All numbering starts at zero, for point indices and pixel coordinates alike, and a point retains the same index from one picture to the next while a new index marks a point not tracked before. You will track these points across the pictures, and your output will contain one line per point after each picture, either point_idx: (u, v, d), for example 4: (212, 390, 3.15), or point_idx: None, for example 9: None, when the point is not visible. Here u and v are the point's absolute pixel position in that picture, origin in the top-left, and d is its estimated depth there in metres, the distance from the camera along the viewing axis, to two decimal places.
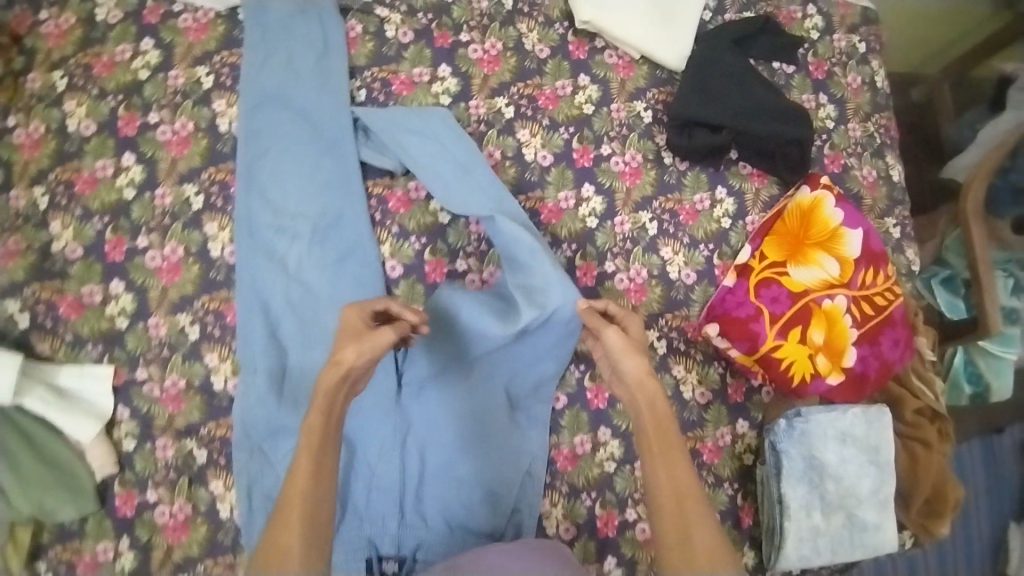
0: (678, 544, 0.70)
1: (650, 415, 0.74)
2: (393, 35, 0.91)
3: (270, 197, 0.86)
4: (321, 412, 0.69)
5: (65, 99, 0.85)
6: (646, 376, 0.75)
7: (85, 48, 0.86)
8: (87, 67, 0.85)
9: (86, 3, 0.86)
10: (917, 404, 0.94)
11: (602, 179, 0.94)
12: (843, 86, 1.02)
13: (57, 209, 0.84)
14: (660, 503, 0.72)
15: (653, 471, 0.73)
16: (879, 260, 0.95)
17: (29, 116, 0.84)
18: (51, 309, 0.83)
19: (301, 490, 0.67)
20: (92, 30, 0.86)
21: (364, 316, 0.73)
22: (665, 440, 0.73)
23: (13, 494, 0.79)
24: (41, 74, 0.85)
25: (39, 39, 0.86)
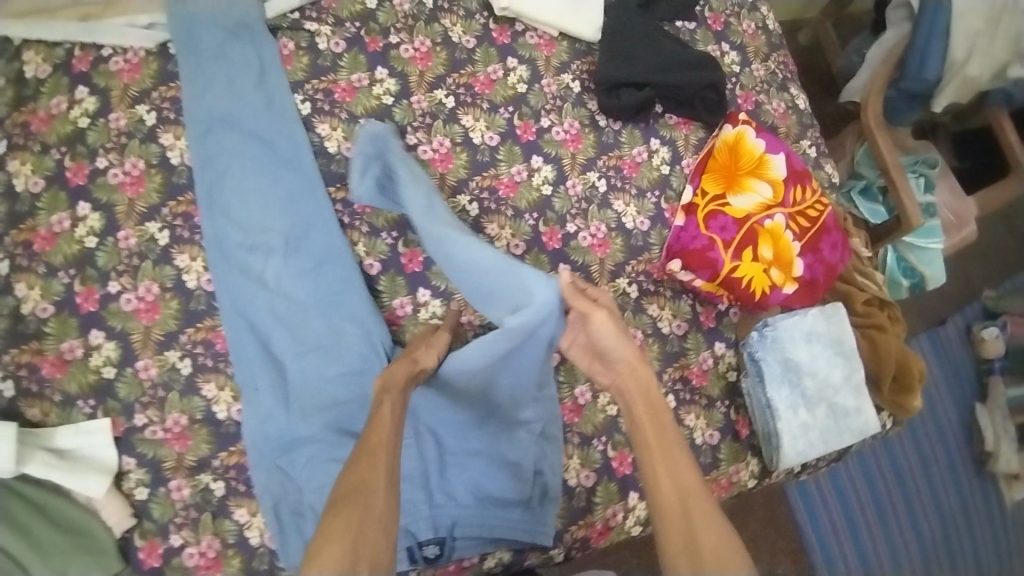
0: (686, 546, 0.67)
1: (646, 408, 0.79)
2: (325, 46, 0.95)
3: (236, 218, 0.87)
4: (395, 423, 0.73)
5: (7, 160, 0.84)
6: (638, 363, 0.80)
7: (19, 107, 0.85)
8: (24, 125, 0.85)
9: (13, 63, 0.86)
10: (864, 296, 1.04)
11: (548, 148, 1.00)
12: (741, 34, 1.13)
13: (21, 271, 0.82)
14: (660, 497, 0.72)
15: (654, 470, 0.74)
16: (804, 178, 1.05)
17: None
18: (34, 371, 0.80)
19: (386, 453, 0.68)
20: (24, 88, 0.86)
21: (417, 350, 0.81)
22: (661, 428, 0.77)
23: (33, 567, 0.75)
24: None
25: None
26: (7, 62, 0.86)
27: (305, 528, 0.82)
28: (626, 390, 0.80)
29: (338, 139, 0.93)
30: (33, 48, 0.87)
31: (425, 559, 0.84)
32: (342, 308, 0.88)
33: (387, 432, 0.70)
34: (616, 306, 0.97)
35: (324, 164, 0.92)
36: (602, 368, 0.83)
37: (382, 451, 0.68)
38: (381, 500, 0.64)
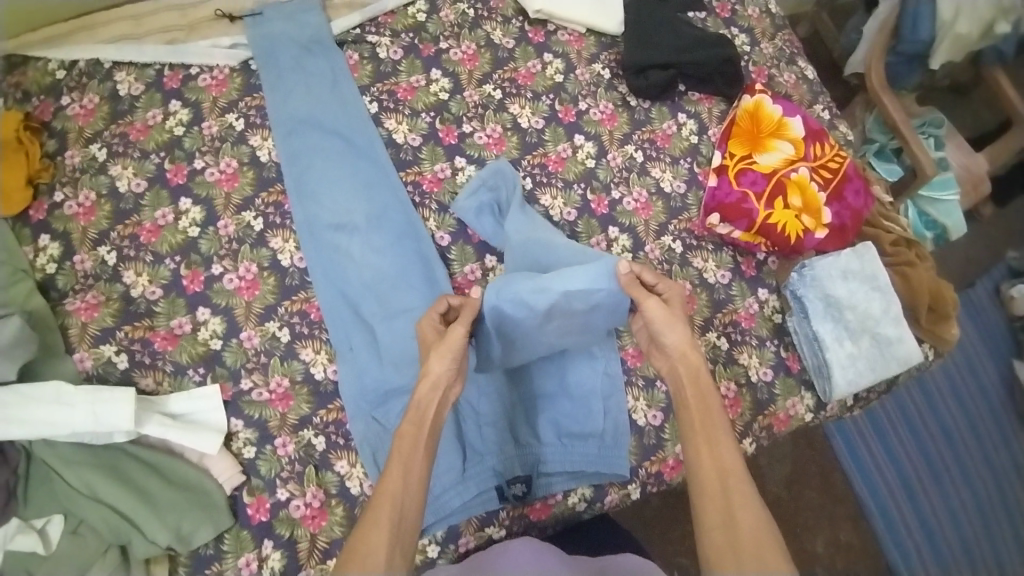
0: (722, 527, 0.70)
1: (695, 391, 0.79)
2: (385, 55, 1.07)
3: (323, 203, 0.98)
4: (412, 423, 0.74)
5: (109, 165, 0.95)
6: (689, 347, 0.81)
7: (116, 120, 0.97)
8: (122, 135, 0.97)
9: (106, 82, 0.98)
10: (891, 236, 1.12)
11: (588, 127, 1.11)
12: (748, 19, 1.25)
13: (129, 260, 0.92)
14: (701, 474, 0.74)
15: (696, 451, 0.75)
16: (820, 135, 1.15)
17: (78, 187, 0.94)
18: (146, 345, 0.89)
19: (390, 494, 0.69)
20: (118, 104, 0.98)
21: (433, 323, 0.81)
22: (706, 414, 0.77)
23: (148, 526, 0.81)
24: (78, 150, 0.95)
25: (68, 120, 0.96)
26: (100, 82, 0.98)
27: None
28: (678, 371, 0.81)
29: (404, 131, 1.04)
30: (124, 69, 0.99)
31: (515, 497, 0.89)
32: (421, 273, 0.98)
33: (396, 480, 0.70)
34: (664, 260, 1.06)
35: (393, 152, 1.03)
36: (659, 352, 0.84)
37: (389, 503, 0.69)
38: (384, 560, 0.66)
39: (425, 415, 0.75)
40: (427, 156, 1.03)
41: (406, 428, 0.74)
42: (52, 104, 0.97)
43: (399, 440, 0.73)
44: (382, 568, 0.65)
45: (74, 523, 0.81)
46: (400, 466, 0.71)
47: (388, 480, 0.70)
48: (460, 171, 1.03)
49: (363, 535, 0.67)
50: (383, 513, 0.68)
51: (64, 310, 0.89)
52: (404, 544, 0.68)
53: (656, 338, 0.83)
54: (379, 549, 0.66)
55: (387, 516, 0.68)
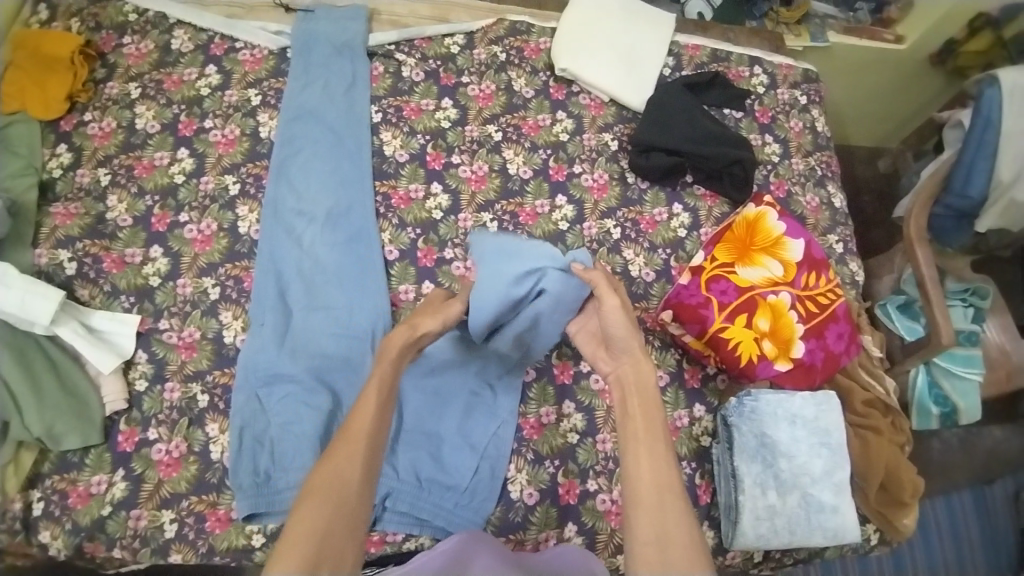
0: (654, 543, 0.63)
1: (638, 396, 0.74)
2: (407, 75, 1.13)
3: (294, 187, 1.04)
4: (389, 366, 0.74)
5: (137, 104, 1.08)
6: (641, 355, 0.78)
7: (159, 69, 1.11)
8: (158, 82, 1.10)
9: (164, 36, 1.13)
10: (866, 395, 1.02)
11: (574, 191, 1.09)
12: (786, 129, 1.20)
13: (116, 187, 1.03)
14: (643, 484, 0.67)
15: (636, 462, 0.68)
16: (819, 265, 1.05)
17: (105, 115, 1.08)
18: (96, 262, 0.98)
19: (362, 430, 0.66)
20: (167, 56, 1.12)
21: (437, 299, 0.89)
22: (650, 426, 0.71)
23: (28, 413, 0.88)
24: (119, 84, 1.10)
25: (122, 58, 1.12)
26: (160, 34, 1.13)
27: (259, 456, 0.90)
28: (623, 380, 0.77)
29: (395, 146, 1.08)
30: (183, 27, 1.14)
31: None
32: (358, 276, 1.00)
33: (370, 418, 0.68)
34: None
35: (377, 162, 1.07)
36: (608, 357, 0.81)
37: (362, 439, 0.66)
38: (354, 491, 0.62)
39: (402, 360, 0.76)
40: (407, 174, 1.07)
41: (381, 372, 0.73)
42: (114, 40, 1.13)
43: (374, 381, 0.71)
44: (352, 498, 0.62)
45: None
46: (377, 405, 0.69)
47: (359, 420, 0.67)
48: (432, 197, 1.06)
49: (327, 471, 0.62)
50: (355, 450, 0.64)
51: (47, 211, 1.01)
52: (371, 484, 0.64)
53: (607, 337, 0.79)
54: (351, 480, 0.62)
55: (360, 452, 0.65)
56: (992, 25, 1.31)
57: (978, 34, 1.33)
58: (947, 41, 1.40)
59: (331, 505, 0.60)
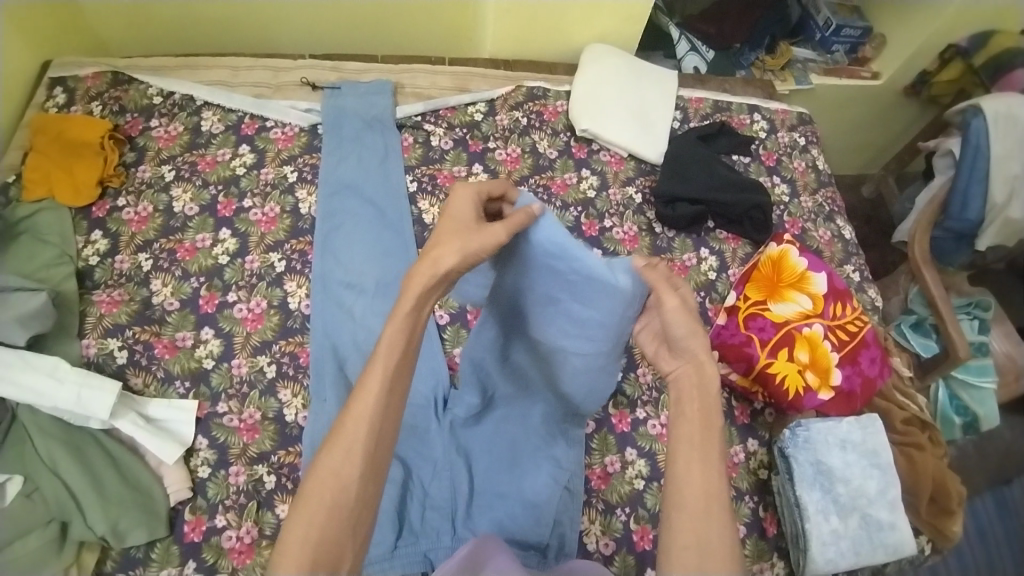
0: (693, 547, 0.62)
1: (701, 403, 0.68)
2: (436, 143, 1.19)
3: (341, 260, 1.07)
4: (399, 329, 0.63)
5: (173, 187, 1.09)
6: (706, 356, 0.70)
7: (191, 150, 1.13)
8: (192, 164, 1.11)
9: (193, 118, 1.15)
10: (903, 414, 1.08)
11: (608, 244, 1.15)
12: (791, 170, 1.30)
13: (160, 271, 1.03)
14: (690, 487, 0.64)
15: (689, 468, 0.65)
16: (844, 295, 1.11)
17: (140, 199, 1.08)
18: (147, 349, 0.97)
19: (363, 422, 0.60)
20: (198, 137, 1.14)
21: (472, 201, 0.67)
22: (707, 429, 0.67)
23: (91, 510, 0.84)
24: (151, 167, 1.10)
25: (152, 141, 1.13)
26: (189, 116, 1.15)
27: None
28: (686, 374, 0.70)
29: (433, 213, 1.14)
30: (212, 109, 1.16)
31: None
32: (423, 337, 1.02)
33: (372, 411, 0.60)
34: (654, 386, 1.05)
35: (418, 230, 1.12)
36: (670, 352, 0.72)
37: (360, 433, 0.59)
38: (351, 502, 0.58)
39: (418, 317, 0.64)
40: None
41: (385, 346, 0.62)
42: (141, 123, 1.14)
43: (377, 359, 0.62)
44: (352, 500, 0.58)
45: (30, 488, 0.84)
46: (378, 388, 0.61)
47: (358, 415, 0.60)
48: None
49: (325, 475, 0.58)
50: (356, 455, 0.59)
51: (90, 299, 1.00)
52: (373, 483, 0.60)
53: (669, 336, 0.70)
54: (349, 485, 0.58)
55: (357, 450, 0.59)
56: (961, 54, 1.45)
57: (950, 64, 1.48)
58: (920, 72, 1.55)
59: (330, 521, 0.56)
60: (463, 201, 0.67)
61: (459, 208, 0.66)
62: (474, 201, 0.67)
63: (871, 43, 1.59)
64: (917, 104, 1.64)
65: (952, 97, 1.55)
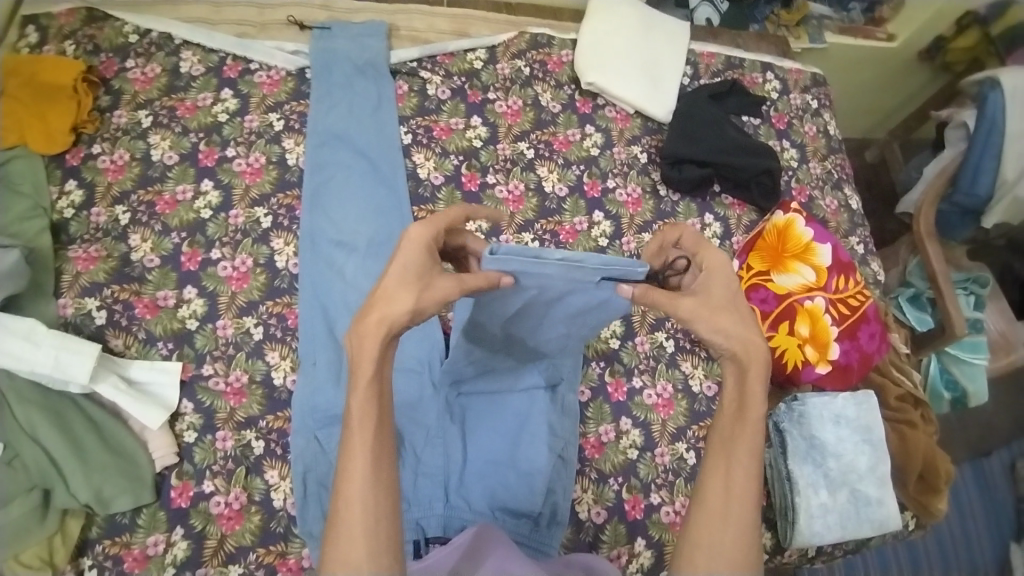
0: (706, 546, 0.68)
1: (735, 398, 0.73)
2: (433, 92, 1.14)
3: (331, 216, 1.03)
4: (373, 400, 0.65)
5: (150, 133, 1.03)
6: (753, 344, 0.73)
7: (170, 94, 1.06)
8: (171, 109, 1.05)
9: (170, 57, 1.08)
10: (898, 390, 1.08)
11: (610, 206, 1.12)
12: (802, 134, 1.26)
13: (138, 225, 0.98)
14: (711, 479, 0.71)
15: (713, 466, 0.71)
16: (847, 268, 1.10)
17: (116, 146, 1.01)
18: (127, 309, 0.93)
19: (357, 487, 0.63)
20: (177, 79, 1.07)
21: (431, 247, 0.69)
22: (734, 428, 0.72)
23: (74, 477, 0.81)
24: (127, 112, 1.03)
25: (126, 82, 1.05)
26: (165, 55, 1.08)
27: (325, 500, 0.87)
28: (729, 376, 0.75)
29: (429, 168, 1.08)
30: (191, 49, 1.09)
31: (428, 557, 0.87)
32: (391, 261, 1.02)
33: (361, 481, 0.63)
34: (651, 356, 1.03)
35: (413, 186, 1.07)
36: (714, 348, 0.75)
37: (357, 496, 0.63)
38: (368, 562, 0.61)
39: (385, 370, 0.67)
40: (444, 198, 1.07)
41: (352, 423, 0.65)
42: (117, 64, 1.06)
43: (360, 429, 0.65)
44: (370, 549, 0.62)
45: (9, 455, 0.81)
46: (366, 459, 0.64)
47: (352, 484, 0.63)
48: (471, 219, 1.06)
49: (345, 531, 0.62)
50: (356, 522, 0.62)
51: (65, 256, 0.94)
52: (385, 541, 0.63)
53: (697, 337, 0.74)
54: (358, 547, 0.61)
55: (358, 509, 0.63)
56: (979, 22, 1.43)
57: (966, 31, 1.44)
58: (935, 38, 1.50)
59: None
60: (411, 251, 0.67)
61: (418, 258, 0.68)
62: (431, 249, 0.69)
63: (890, 2, 1.52)
64: (927, 72, 1.60)
65: (964, 67, 1.52)
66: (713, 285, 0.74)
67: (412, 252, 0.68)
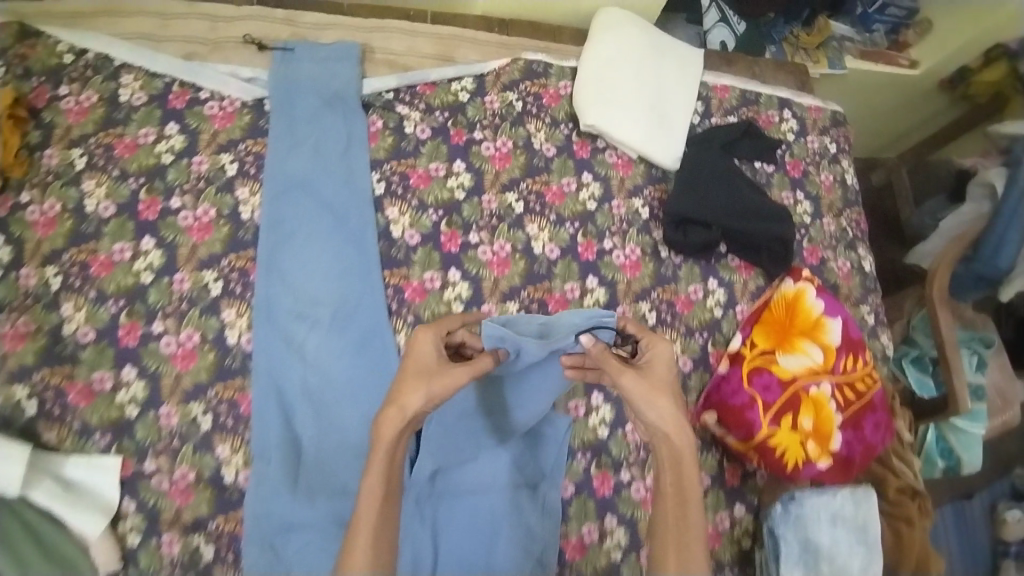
0: None
1: (674, 483, 0.72)
2: (411, 131, 1.00)
3: (289, 283, 0.91)
4: (378, 496, 0.66)
5: (84, 178, 0.89)
6: (685, 421, 0.71)
7: (106, 128, 0.91)
8: (107, 147, 0.91)
9: (108, 81, 0.93)
10: (898, 483, 1.04)
11: (605, 271, 1.00)
12: (817, 184, 1.14)
13: (70, 291, 0.85)
14: (666, 565, 0.70)
15: (666, 552, 0.71)
16: (857, 346, 1.02)
17: (45, 194, 0.88)
18: (59, 396, 0.82)
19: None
20: (114, 110, 0.92)
21: (435, 340, 0.72)
22: (678, 521, 0.72)
23: None
24: (59, 151, 0.90)
25: (59, 114, 0.91)
26: (102, 79, 0.93)
27: None
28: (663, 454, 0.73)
29: (404, 225, 0.96)
30: (132, 71, 0.95)
31: None
32: (359, 333, 0.91)
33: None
34: (643, 447, 0.95)
35: (385, 245, 0.95)
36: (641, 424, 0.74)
37: None
38: None
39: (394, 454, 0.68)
40: (420, 259, 0.95)
41: (362, 518, 0.65)
42: (48, 90, 0.92)
43: (364, 512, 0.66)
44: None
45: None
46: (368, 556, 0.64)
47: None
48: (450, 285, 0.95)
49: None
50: None
51: None
52: None
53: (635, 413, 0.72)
54: None
55: None
56: (1008, 56, 1.31)
57: (994, 64, 1.33)
58: (959, 68, 1.39)
59: None
60: (426, 343, 0.72)
61: (423, 352, 0.71)
62: (436, 345, 0.72)
63: (916, 27, 1.42)
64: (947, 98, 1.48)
65: (987, 100, 1.40)
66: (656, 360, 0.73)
67: (419, 348, 0.71)
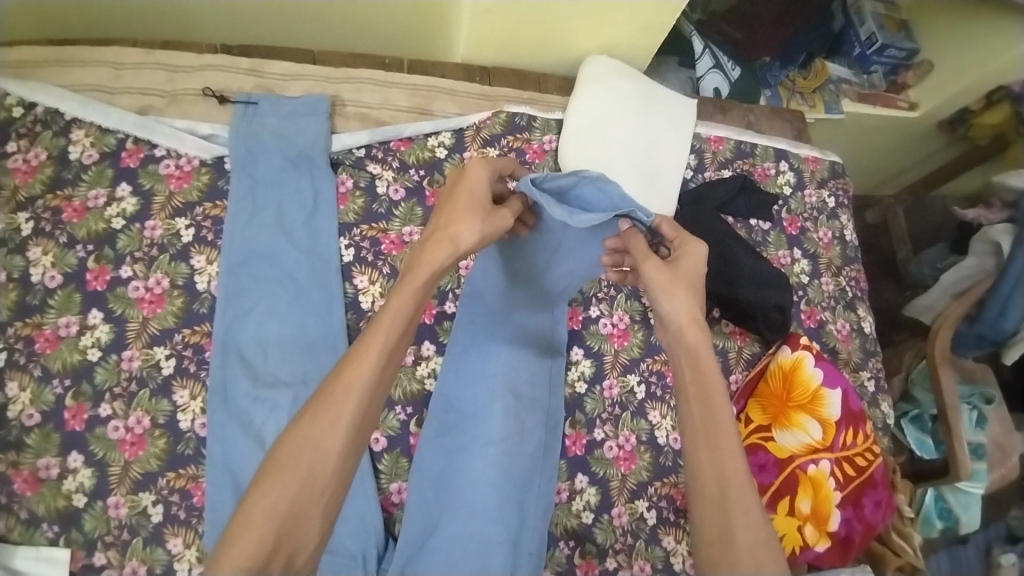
0: (719, 543, 0.62)
1: (690, 366, 0.70)
2: (384, 191, 0.93)
3: (249, 364, 0.84)
4: (371, 347, 0.60)
5: (29, 245, 0.82)
6: (697, 324, 0.71)
7: (54, 190, 0.85)
8: (55, 211, 0.84)
9: (58, 137, 0.86)
10: (899, 562, 0.99)
11: (591, 341, 0.94)
12: (815, 241, 1.08)
13: (15, 369, 0.79)
14: (702, 502, 0.64)
15: (696, 453, 0.66)
16: (857, 419, 0.95)
17: None
18: (5, 485, 0.76)
19: (310, 465, 0.55)
20: (64, 170, 0.85)
21: (487, 172, 0.70)
22: (697, 378, 0.69)
23: None
24: (3, 215, 0.83)
25: (5, 174, 0.84)
26: (52, 134, 0.86)
27: None
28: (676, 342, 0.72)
29: (373, 294, 0.90)
30: (83, 126, 0.87)
31: None
32: None
33: (334, 442, 0.56)
34: (628, 531, 0.89)
35: (354, 318, 0.89)
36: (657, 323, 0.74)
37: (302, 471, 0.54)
38: (333, 464, 0.56)
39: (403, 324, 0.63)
40: None
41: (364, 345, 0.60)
42: None
43: (347, 375, 0.59)
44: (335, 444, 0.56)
45: None
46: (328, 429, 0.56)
47: (355, 368, 0.59)
48: (424, 360, 0.87)
49: (302, 442, 0.55)
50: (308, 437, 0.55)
51: None
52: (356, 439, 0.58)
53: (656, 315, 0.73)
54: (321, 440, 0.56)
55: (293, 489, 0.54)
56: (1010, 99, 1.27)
57: (996, 107, 1.28)
58: (959, 109, 1.34)
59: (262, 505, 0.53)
60: (479, 177, 0.69)
61: (478, 180, 0.69)
62: (485, 176, 0.69)
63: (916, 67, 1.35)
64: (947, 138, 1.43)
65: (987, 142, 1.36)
66: (685, 260, 0.73)
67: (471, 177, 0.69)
